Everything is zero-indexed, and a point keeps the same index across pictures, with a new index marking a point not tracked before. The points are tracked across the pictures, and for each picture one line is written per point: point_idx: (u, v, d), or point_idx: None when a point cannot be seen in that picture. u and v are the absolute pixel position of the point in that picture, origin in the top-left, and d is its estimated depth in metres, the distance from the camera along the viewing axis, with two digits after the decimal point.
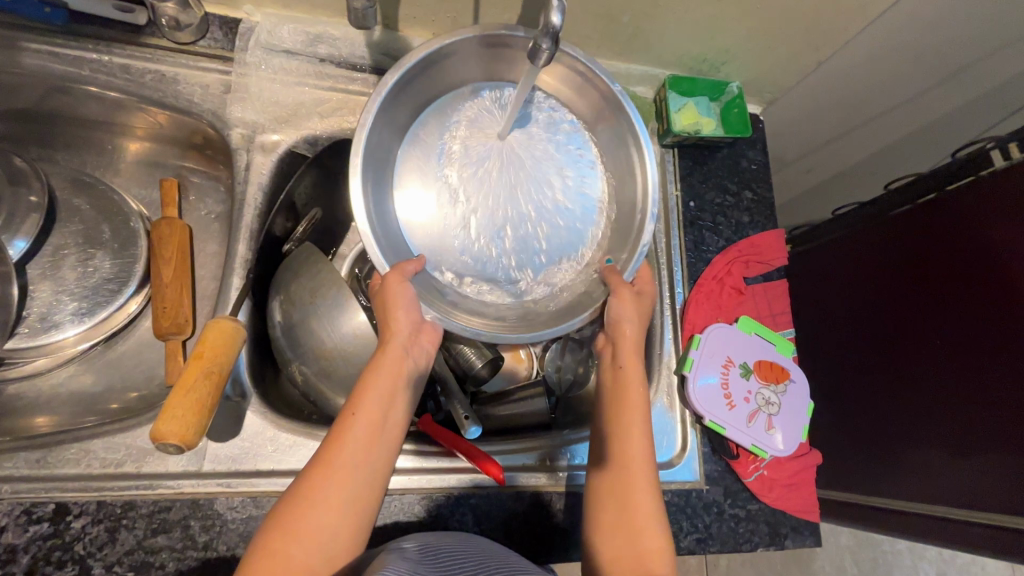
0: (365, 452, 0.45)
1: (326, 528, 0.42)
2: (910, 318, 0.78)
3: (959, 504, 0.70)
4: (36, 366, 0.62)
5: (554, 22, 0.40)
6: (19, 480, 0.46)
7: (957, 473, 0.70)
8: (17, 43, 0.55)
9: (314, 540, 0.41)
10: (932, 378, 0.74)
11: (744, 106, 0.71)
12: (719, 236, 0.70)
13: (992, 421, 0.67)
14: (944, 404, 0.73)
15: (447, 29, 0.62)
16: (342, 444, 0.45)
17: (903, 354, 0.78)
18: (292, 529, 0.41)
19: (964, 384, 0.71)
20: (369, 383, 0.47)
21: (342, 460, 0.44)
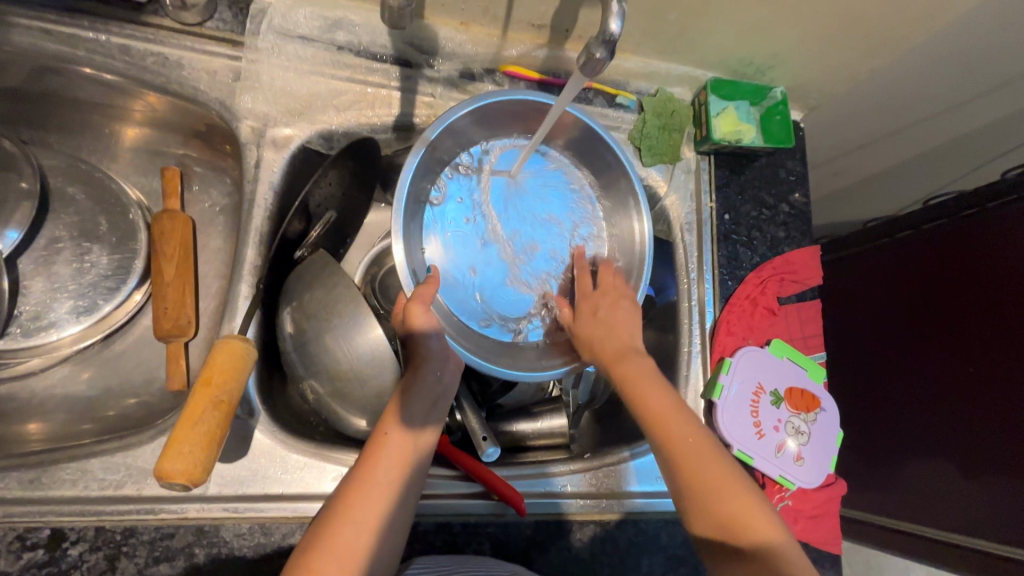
0: (398, 470, 0.43)
1: (361, 544, 0.40)
2: (942, 342, 0.75)
3: (976, 532, 0.68)
4: (29, 366, 0.58)
5: (613, 30, 0.36)
6: (11, 502, 0.43)
7: (974, 502, 0.69)
8: (5, 17, 0.50)
9: (348, 556, 0.39)
10: (961, 405, 0.72)
11: (786, 113, 0.67)
12: (754, 252, 0.67)
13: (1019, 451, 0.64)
14: (970, 430, 0.70)
15: (477, 19, 0.57)
16: (374, 464, 0.43)
17: (932, 378, 0.76)
18: (327, 544, 0.39)
19: (994, 412, 0.68)
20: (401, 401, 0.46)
21: (377, 476, 0.42)
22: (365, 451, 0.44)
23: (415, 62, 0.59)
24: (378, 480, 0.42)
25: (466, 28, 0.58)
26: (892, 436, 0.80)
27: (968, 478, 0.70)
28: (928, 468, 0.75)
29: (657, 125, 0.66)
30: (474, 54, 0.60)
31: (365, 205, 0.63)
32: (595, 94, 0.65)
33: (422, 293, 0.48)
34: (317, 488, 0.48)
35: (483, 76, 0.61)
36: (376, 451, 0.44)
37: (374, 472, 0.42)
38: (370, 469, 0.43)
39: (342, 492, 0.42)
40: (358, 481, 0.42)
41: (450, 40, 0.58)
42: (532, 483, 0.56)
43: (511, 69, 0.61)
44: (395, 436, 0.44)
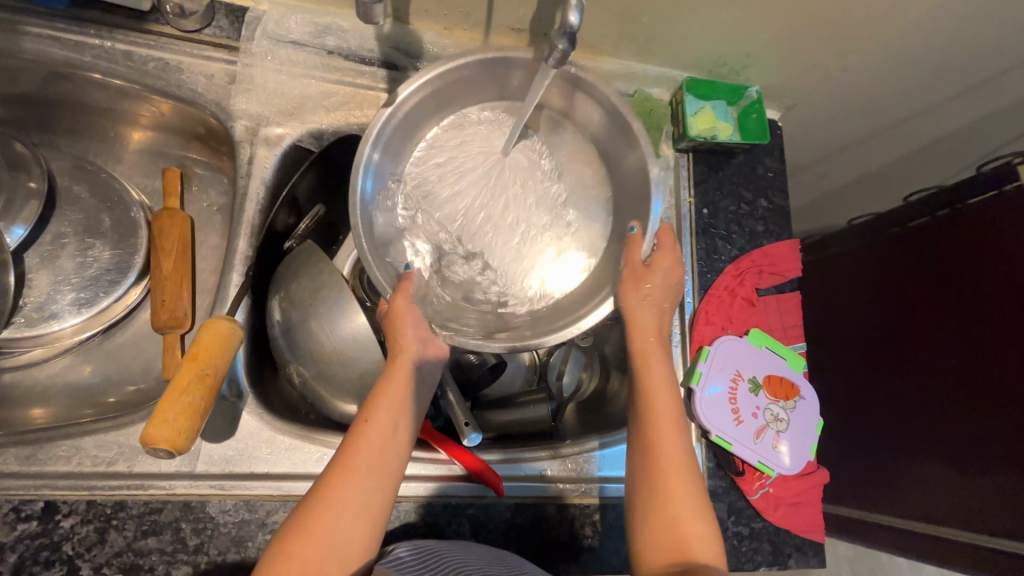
0: (377, 457, 0.44)
1: (337, 530, 0.40)
2: (929, 335, 0.75)
3: (959, 526, 0.68)
4: (32, 356, 0.61)
5: (572, 22, 0.39)
6: (8, 477, 0.45)
7: (959, 496, 0.69)
8: (17, 27, 0.54)
9: (325, 542, 0.40)
10: (947, 396, 0.72)
11: (762, 112, 0.69)
12: (732, 245, 0.69)
13: (1006, 441, 0.64)
14: (956, 421, 0.70)
15: (460, 24, 0.60)
16: (353, 452, 0.44)
17: (920, 372, 0.76)
18: (305, 529, 0.40)
19: (980, 403, 0.68)
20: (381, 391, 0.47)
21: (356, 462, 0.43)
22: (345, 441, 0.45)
23: (402, 66, 0.62)
24: (358, 468, 0.43)
25: (449, 33, 0.61)
26: (880, 430, 0.80)
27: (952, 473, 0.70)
28: (915, 462, 0.74)
29: None
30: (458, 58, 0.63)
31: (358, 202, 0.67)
32: None
33: (405, 287, 0.50)
34: (301, 467, 0.50)
35: None
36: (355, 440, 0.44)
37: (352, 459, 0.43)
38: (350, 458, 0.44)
39: (321, 481, 0.43)
40: (337, 470, 0.43)
41: (434, 44, 0.62)
42: (513, 467, 0.57)
43: None
44: (376, 425, 0.45)
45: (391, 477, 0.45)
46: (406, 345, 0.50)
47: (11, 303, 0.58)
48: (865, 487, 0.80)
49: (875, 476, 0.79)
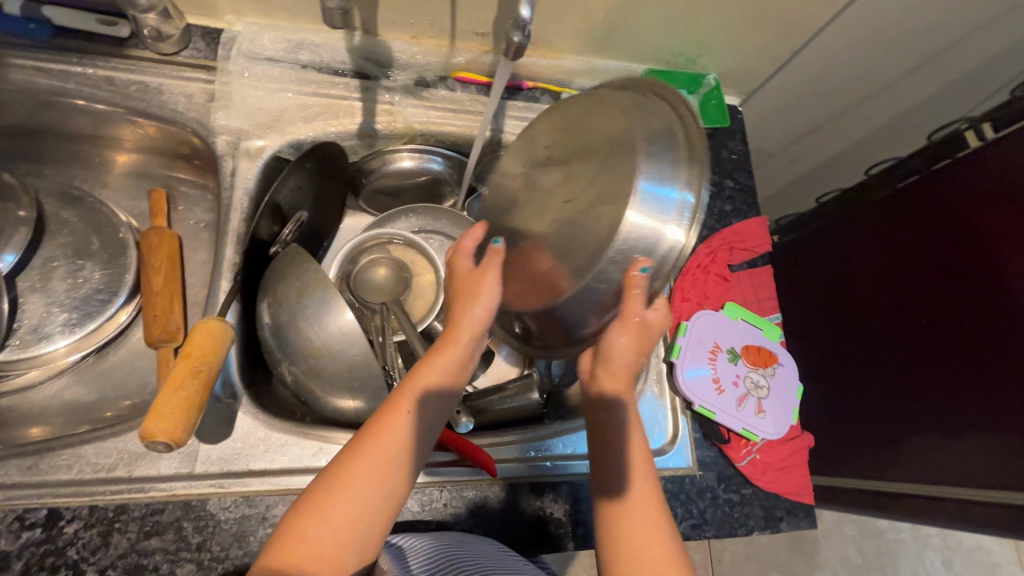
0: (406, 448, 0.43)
1: (353, 513, 0.41)
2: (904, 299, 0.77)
3: (961, 482, 0.67)
4: (28, 378, 0.62)
5: (524, 16, 0.42)
6: (11, 487, 0.46)
7: (956, 453, 0.69)
8: (2, 59, 0.56)
9: (341, 527, 0.40)
10: (928, 352, 0.73)
11: (721, 98, 0.75)
12: (703, 225, 0.71)
13: (991, 392, 0.66)
14: (946, 378, 0.71)
15: (426, 32, 0.63)
16: (383, 443, 0.43)
17: (904, 334, 0.77)
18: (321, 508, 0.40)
19: (967, 358, 0.69)
20: (422, 380, 0.45)
21: (382, 450, 0.43)
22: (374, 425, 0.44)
23: (373, 74, 0.66)
24: (386, 460, 0.42)
25: (417, 41, 0.64)
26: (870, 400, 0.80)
27: (948, 432, 0.71)
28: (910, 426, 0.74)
29: None
30: (427, 64, 0.66)
31: (338, 205, 0.69)
32: (541, 92, 0.71)
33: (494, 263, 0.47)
34: (298, 462, 0.51)
35: (437, 82, 0.67)
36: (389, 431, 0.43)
37: (375, 445, 0.42)
38: (377, 448, 0.42)
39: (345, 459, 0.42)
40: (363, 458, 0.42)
41: (403, 52, 0.65)
42: (504, 450, 0.60)
43: (463, 75, 0.67)
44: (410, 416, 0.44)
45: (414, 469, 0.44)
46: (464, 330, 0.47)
47: (5, 327, 0.59)
48: (863, 453, 0.77)
49: (872, 441, 0.77)
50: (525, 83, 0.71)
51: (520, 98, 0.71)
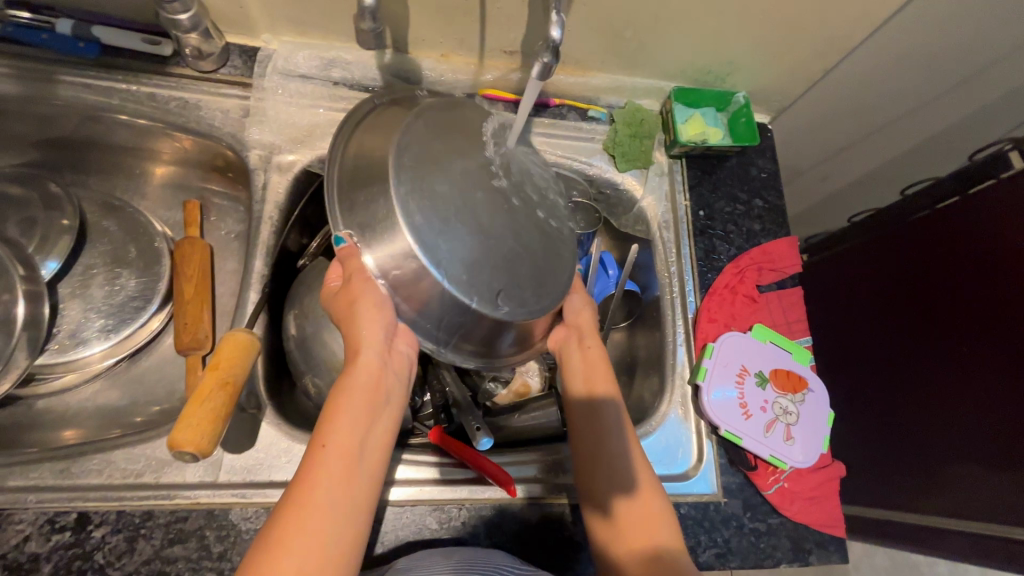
0: (340, 488, 0.40)
1: (301, 569, 0.36)
2: (930, 327, 0.76)
3: (992, 520, 0.64)
4: (63, 382, 0.64)
5: (554, 36, 0.42)
6: (44, 490, 0.47)
7: (990, 489, 0.65)
8: (54, 76, 0.59)
9: None
10: (962, 379, 0.70)
11: (751, 115, 0.72)
12: (730, 245, 0.70)
13: (1003, 428, 0.65)
14: (978, 406, 0.68)
15: (455, 50, 0.64)
16: (314, 483, 0.39)
17: (938, 359, 0.74)
18: (266, 568, 0.36)
19: (1000, 388, 0.66)
20: (339, 412, 0.42)
21: (317, 493, 0.39)
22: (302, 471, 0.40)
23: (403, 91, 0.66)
24: (321, 507, 0.38)
25: (446, 59, 0.66)
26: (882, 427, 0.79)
27: (983, 465, 0.67)
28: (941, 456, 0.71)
29: (628, 133, 0.71)
30: (455, 81, 0.67)
31: None
32: (567, 110, 0.72)
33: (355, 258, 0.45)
34: None
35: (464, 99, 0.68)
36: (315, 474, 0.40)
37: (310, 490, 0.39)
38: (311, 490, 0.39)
39: (280, 514, 0.38)
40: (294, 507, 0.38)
41: (432, 70, 0.66)
42: (524, 468, 0.59)
43: (490, 93, 0.68)
44: (334, 450, 0.41)
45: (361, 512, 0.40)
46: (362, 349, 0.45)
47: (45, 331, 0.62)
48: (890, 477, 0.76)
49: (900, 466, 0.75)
50: (552, 101, 0.71)
51: (546, 116, 0.71)
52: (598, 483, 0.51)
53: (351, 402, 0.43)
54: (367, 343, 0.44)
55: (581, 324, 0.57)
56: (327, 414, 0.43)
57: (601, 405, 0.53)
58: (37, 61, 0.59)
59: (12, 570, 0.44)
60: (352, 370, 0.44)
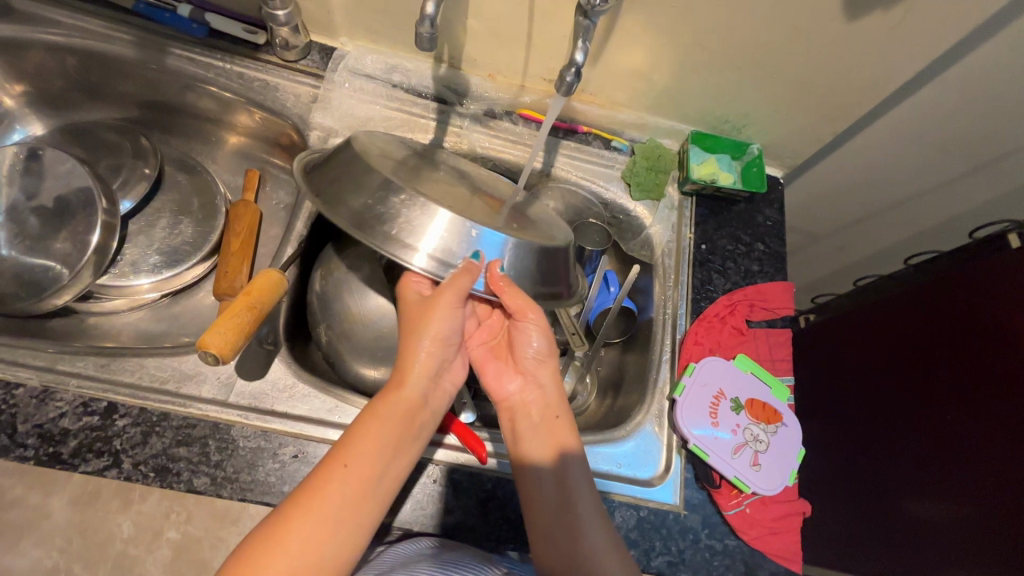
0: (356, 492, 0.47)
1: (306, 547, 0.43)
2: (908, 419, 0.73)
3: None
4: (114, 305, 0.73)
5: (577, 59, 0.52)
6: (84, 378, 0.54)
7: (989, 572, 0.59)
8: (166, 48, 0.70)
9: (295, 560, 0.43)
10: (958, 448, 0.66)
11: (763, 166, 0.78)
12: (727, 279, 0.75)
13: (993, 520, 0.60)
14: (975, 478, 0.63)
15: (501, 71, 0.73)
16: (338, 479, 0.47)
17: (933, 425, 0.70)
18: (281, 536, 0.43)
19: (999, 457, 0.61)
20: (377, 425, 0.51)
21: (338, 488, 0.46)
22: (325, 471, 0.47)
23: (450, 101, 0.76)
24: (338, 506, 0.46)
25: (492, 79, 0.75)
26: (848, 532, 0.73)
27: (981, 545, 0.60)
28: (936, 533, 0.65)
29: (645, 166, 0.78)
30: (497, 98, 0.76)
31: None
32: (593, 137, 0.79)
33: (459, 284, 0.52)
34: (315, 411, 0.58)
35: (503, 115, 0.77)
36: (339, 477, 0.47)
37: (333, 485, 0.46)
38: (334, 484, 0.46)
39: (305, 492, 0.46)
40: (308, 500, 0.45)
41: (478, 86, 0.75)
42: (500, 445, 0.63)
43: (526, 112, 0.76)
44: (363, 457, 0.49)
45: (370, 516, 0.47)
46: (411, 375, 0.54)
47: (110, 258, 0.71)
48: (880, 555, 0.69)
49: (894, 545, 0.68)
50: (579, 128, 0.79)
51: (573, 140, 0.79)
52: (559, 540, 0.52)
53: (387, 419, 0.51)
54: (418, 370, 0.54)
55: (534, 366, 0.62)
56: (366, 421, 0.51)
57: (532, 442, 0.58)
58: (156, 34, 0.70)
59: (44, 439, 0.51)
60: (396, 388, 0.53)
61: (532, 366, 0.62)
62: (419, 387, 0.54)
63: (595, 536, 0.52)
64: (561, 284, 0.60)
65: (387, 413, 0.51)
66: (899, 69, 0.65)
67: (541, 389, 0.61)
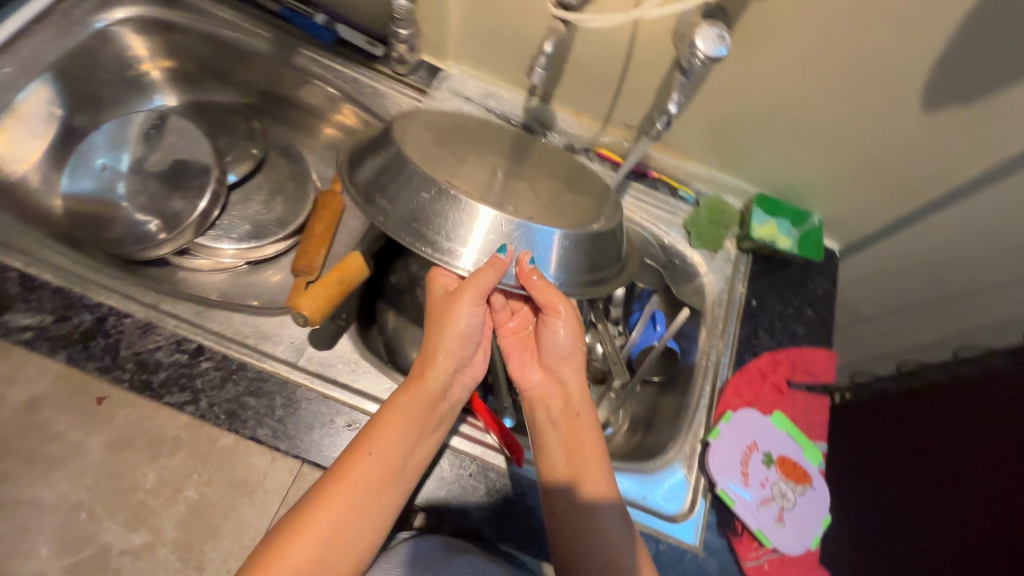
0: (370, 481, 0.53)
1: (322, 533, 0.50)
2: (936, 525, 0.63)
3: None
4: (199, 264, 0.80)
5: (672, 112, 0.63)
6: (181, 320, 0.60)
7: None
8: (297, 47, 0.79)
9: (314, 544, 0.49)
10: None
11: (820, 237, 0.82)
12: (772, 337, 0.77)
13: None
14: None
15: (586, 110, 0.80)
16: (353, 471, 0.52)
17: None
18: (300, 523, 0.50)
19: None
20: (390, 420, 0.55)
21: (352, 479, 0.52)
22: (349, 465, 0.53)
23: (535, 131, 0.82)
24: (364, 495, 0.52)
25: (577, 117, 0.81)
26: None
27: None
28: None
29: (708, 219, 0.82)
30: (579, 135, 0.82)
31: None
32: (661, 183, 0.84)
33: (483, 278, 0.57)
34: (373, 388, 0.62)
35: (581, 151, 0.82)
36: (361, 470, 0.53)
37: (347, 476, 0.52)
38: (349, 475, 0.52)
39: (325, 484, 0.52)
40: (327, 499, 0.51)
41: (564, 121, 0.82)
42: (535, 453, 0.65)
43: (603, 151, 0.82)
44: (378, 454, 0.54)
45: (394, 499, 0.54)
46: (429, 371, 0.59)
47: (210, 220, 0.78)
48: None
49: None
50: (650, 173, 0.83)
51: (642, 183, 0.83)
52: (579, 517, 0.57)
53: (399, 415, 0.56)
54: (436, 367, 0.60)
55: (560, 357, 0.68)
56: (381, 416, 0.56)
57: (548, 427, 0.64)
58: (291, 34, 0.79)
59: (140, 367, 0.57)
60: (415, 385, 0.58)
61: (560, 358, 0.68)
62: (439, 382, 0.59)
63: (609, 527, 0.57)
64: (609, 261, 0.66)
65: (407, 405, 0.57)
66: (969, 163, 0.69)
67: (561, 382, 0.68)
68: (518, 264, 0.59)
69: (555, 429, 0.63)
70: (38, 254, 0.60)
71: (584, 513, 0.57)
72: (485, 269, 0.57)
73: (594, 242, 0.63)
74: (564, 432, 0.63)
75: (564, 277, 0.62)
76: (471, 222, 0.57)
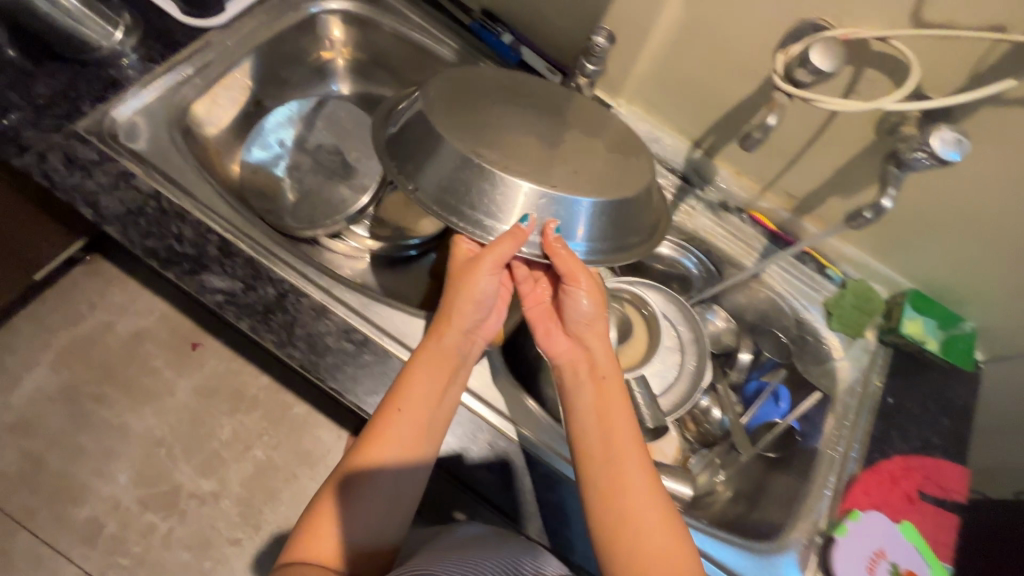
0: (397, 452, 0.52)
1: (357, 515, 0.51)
2: None
3: None
4: (336, 249, 0.79)
5: (883, 204, 0.61)
6: (349, 309, 0.62)
7: None
8: (479, 60, 0.81)
9: (330, 513, 0.51)
10: None
11: (971, 345, 0.78)
12: (906, 442, 0.73)
13: None
14: None
15: (749, 171, 0.79)
16: (378, 437, 0.52)
17: None
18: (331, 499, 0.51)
19: None
20: (415, 385, 0.54)
21: (376, 447, 0.52)
22: (379, 424, 0.52)
23: (693, 183, 0.82)
24: (396, 455, 0.52)
25: (738, 176, 0.81)
26: None
27: None
28: None
29: (853, 303, 0.80)
30: (736, 194, 0.81)
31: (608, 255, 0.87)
32: (809, 258, 0.82)
33: (510, 243, 0.56)
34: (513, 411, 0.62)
35: (734, 211, 0.82)
36: (394, 433, 0.52)
37: (375, 445, 0.52)
38: (372, 442, 0.52)
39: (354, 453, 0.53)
40: (358, 470, 0.51)
41: (724, 178, 0.81)
42: None
43: (757, 215, 0.82)
44: (404, 418, 0.53)
45: (425, 462, 0.54)
46: (445, 327, 0.58)
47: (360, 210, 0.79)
48: None
49: None
50: (802, 246, 0.81)
51: (790, 255, 0.82)
52: (616, 513, 0.50)
53: (414, 373, 0.55)
54: (452, 324, 0.58)
55: (578, 329, 0.62)
56: (409, 381, 0.55)
57: (577, 404, 0.58)
58: (478, 48, 0.82)
59: (310, 347, 0.59)
60: (433, 343, 0.57)
61: (575, 330, 0.62)
62: (456, 340, 0.58)
63: (638, 510, 0.50)
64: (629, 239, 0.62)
65: (428, 362, 0.56)
66: None
67: (590, 350, 0.60)
68: (540, 233, 0.58)
69: (586, 405, 0.57)
70: (233, 220, 0.63)
71: (608, 493, 0.51)
72: (511, 238, 0.56)
73: (617, 210, 0.60)
74: (603, 421, 0.56)
75: (590, 243, 0.60)
76: (516, 198, 0.56)
